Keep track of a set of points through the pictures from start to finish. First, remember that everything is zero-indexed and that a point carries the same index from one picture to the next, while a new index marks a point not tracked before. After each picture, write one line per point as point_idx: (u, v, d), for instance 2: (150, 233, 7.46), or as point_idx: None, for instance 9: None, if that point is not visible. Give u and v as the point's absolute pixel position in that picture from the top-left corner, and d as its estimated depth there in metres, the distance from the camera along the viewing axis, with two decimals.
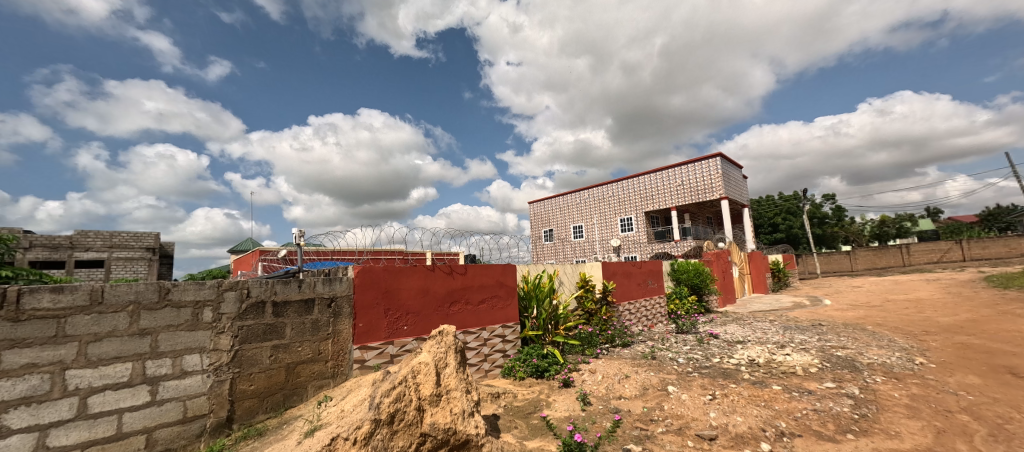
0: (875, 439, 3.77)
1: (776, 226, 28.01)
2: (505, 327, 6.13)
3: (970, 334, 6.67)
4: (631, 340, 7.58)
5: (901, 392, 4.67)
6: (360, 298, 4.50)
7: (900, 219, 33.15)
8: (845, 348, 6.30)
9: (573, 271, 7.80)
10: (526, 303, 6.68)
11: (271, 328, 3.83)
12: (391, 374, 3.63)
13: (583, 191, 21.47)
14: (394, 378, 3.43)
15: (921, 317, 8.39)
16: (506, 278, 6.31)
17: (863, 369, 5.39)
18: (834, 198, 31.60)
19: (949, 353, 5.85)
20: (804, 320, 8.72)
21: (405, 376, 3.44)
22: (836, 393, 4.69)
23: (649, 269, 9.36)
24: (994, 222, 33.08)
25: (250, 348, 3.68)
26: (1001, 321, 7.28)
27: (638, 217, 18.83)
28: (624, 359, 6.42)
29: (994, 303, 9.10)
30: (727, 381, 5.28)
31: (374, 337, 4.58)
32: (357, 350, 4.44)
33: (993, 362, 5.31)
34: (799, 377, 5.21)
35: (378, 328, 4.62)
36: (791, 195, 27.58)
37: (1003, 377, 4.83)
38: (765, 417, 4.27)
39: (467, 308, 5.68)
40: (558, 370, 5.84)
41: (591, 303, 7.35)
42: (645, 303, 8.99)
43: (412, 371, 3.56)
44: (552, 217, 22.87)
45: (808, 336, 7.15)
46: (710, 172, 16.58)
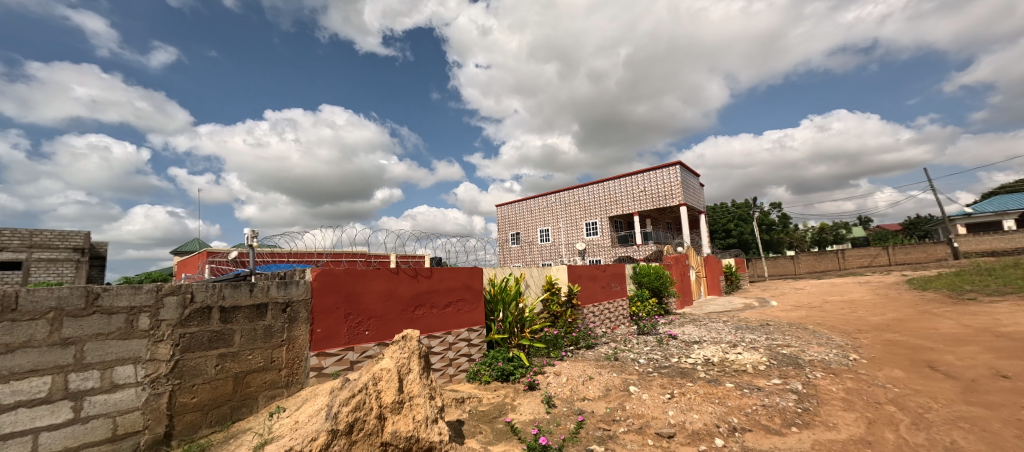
0: (816, 431, 4.04)
1: (729, 231, 29.78)
2: (471, 330, 6.05)
3: (896, 331, 7.35)
4: (595, 342, 7.72)
5: (838, 386, 5.05)
6: (318, 303, 4.27)
7: (837, 227, 36.24)
8: (790, 346, 6.76)
9: (539, 274, 7.87)
10: (492, 306, 6.64)
11: (218, 335, 3.53)
12: (350, 381, 3.46)
13: (550, 195, 21.75)
14: (354, 385, 3.28)
15: (855, 317, 9.17)
16: (473, 281, 6.25)
17: (805, 365, 5.80)
18: (780, 207, 34.08)
19: (878, 349, 6.42)
20: (754, 321, 9.28)
21: (366, 383, 3.29)
22: (782, 389, 4.99)
23: (612, 272, 9.60)
24: (915, 230, 36.87)
25: (193, 358, 3.37)
26: (921, 320, 8.09)
27: (603, 222, 19.34)
28: (588, 361, 6.52)
29: (915, 303, 10.11)
30: (685, 380, 5.49)
31: (333, 343, 4.36)
32: (314, 357, 4.20)
33: (914, 357, 5.88)
34: (749, 374, 5.51)
35: (337, 333, 4.40)
36: (743, 202, 29.47)
37: (923, 371, 5.36)
38: (719, 413, 4.47)
39: (432, 312, 5.55)
40: (523, 373, 5.82)
41: (556, 306, 7.41)
42: (609, 305, 9.21)
43: (374, 378, 3.42)
44: (519, 220, 22.99)
45: (757, 335, 7.61)
46: (671, 180, 17.34)
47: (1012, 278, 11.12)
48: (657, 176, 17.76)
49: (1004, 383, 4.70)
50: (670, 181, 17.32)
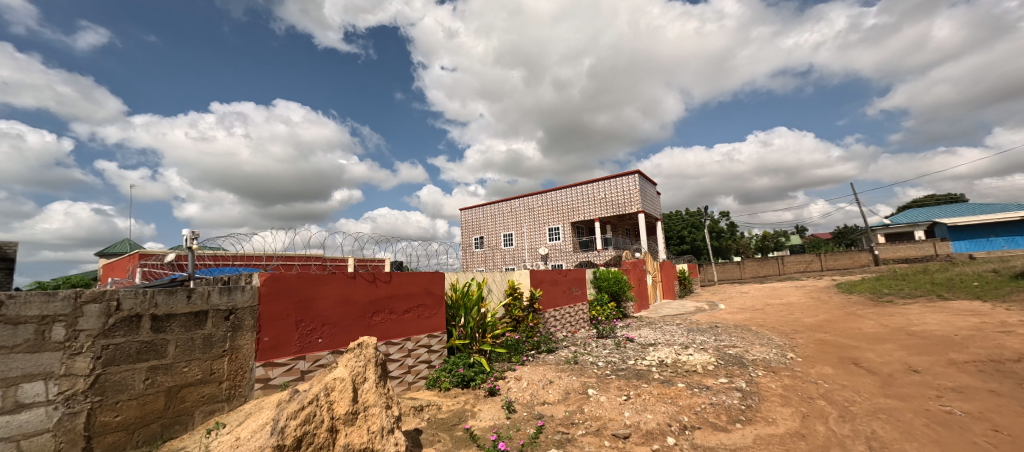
0: (758, 426, 4.30)
1: (683, 238, 31.42)
2: (432, 336, 5.91)
3: (826, 332, 8.04)
4: (555, 346, 7.79)
5: (777, 383, 5.42)
6: (265, 310, 3.98)
7: (777, 235, 39.32)
8: (735, 346, 7.18)
9: (502, 279, 7.85)
10: (453, 312, 6.53)
11: (148, 346, 3.19)
12: (300, 393, 3.26)
13: (513, 200, 21.87)
14: (303, 397, 3.09)
15: (791, 318, 9.94)
16: (433, 286, 6.12)
17: (749, 365, 6.18)
18: (728, 215, 36.45)
19: (811, 348, 6.99)
20: (704, 323, 9.79)
21: (317, 394, 3.12)
22: (728, 388, 5.29)
23: (573, 277, 9.77)
24: (843, 239, 40.76)
25: (118, 372, 3.02)
26: (847, 320, 8.91)
27: (566, 227, 19.71)
28: (548, 365, 6.57)
29: (843, 305, 11.12)
30: (640, 382, 5.66)
31: (282, 353, 4.08)
32: (261, 368, 3.91)
33: (841, 355, 6.44)
34: (699, 375, 5.79)
35: (286, 342, 4.13)
36: (695, 211, 31.24)
37: (848, 367, 5.89)
38: (671, 413, 4.65)
39: (391, 318, 5.37)
40: (484, 379, 5.75)
41: (518, 311, 7.41)
42: (569, 310, 9.34)
43: (325, 389, 3.25)
44: (483, 224, 22.91)
45: (707, 337, 8.03)
46: (630, 188, 18.02)
47: (920, 283, 12.55)
48: (617, 184, 18.39)
49: (914, 377, 5.26)
50: (629, 189, 17.99)
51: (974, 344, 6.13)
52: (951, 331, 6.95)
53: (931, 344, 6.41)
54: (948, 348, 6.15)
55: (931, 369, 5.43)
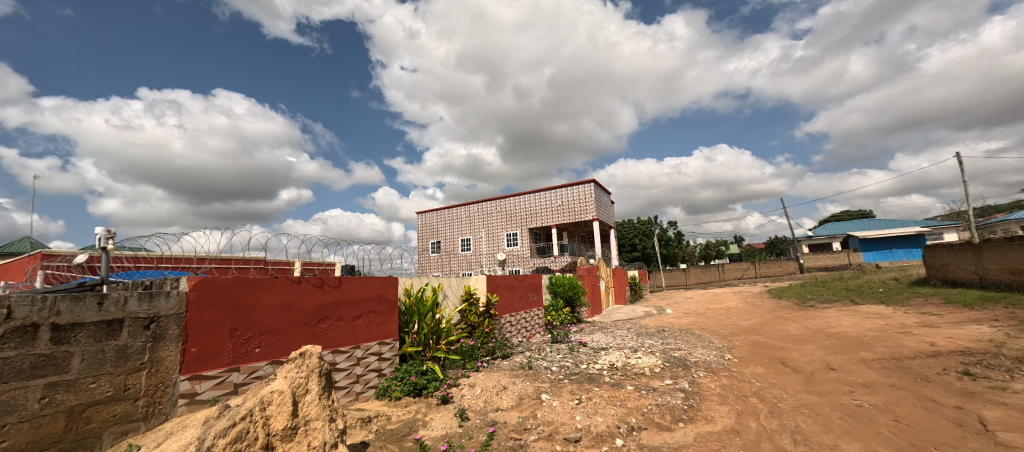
0: (698, 425, 4.53)
1: (635, 246, 32.89)
2: (383, 343, 5.67)
3: (759, 334, 8.71)
4: (510, 352, 7.77)
5: (716, 383, 5.76)
6: (194, 317, 3.59)
7: (718, 244, 42.34)
8: (680, 349, 7.57)
9: (458, 284, 7.72)
10: (406, 318, 6.29)
11: (46, 359, 2.74)
12: (231, 408, 3.00)
13: (472, 205, 21.74)
14: (236, 412, 2.85)
15: (729, 322, 10.68)
16: (386, 291, 5.89)
17: (692, 366, 6.52)
18: (676, 225, 38.70)
19: (746, 349, 7.53)
20: (652, 327, 10.26)
21: (251, 409, 2.89)
22: (673, 389, 5.54)
23: (530, 283, 9.84)
24: (774, 248, 44.71)
25: (6, 391, 2.55)
26: (776, 323, 9.71)
27: (524, 233, 19.89)
28: (503, 371, 6.52)
29: (773, 309, 12.12)
30: (591, 386, 5.78)
31: (212, 364, 3.70)
32: (187, 382, 3.52)
33: (771, 355, 6.99)
34: (647, 377, 6.01)
35: (217, 353, 3.75)
36: (646, 220, 32.87)
37: (777, 366, 6.41)
38: (620, 415, 4.78)
39: (339, 325, 5.07)
40: (437, 386, 5.59)
41: (474, 316, 7.31)
42: (525, 315, 9.38)
43: (261, 403, 3.01)
44: (440, 228, 22.55)
45: (654, 340, 8.40)
46: (586, 196, 18.58)
47: (837, 289, 13.99)
48: (574, 192, 18.88)
49: (831, 374, 5.82)
50: (586, 197, 18.54)
51: (879, 343, 6.92)
52: (861, 332, 7.78)
53: (845, 344, 7.15)
54: (858, 347, 6.89)
55: (845, 367, 6.04)
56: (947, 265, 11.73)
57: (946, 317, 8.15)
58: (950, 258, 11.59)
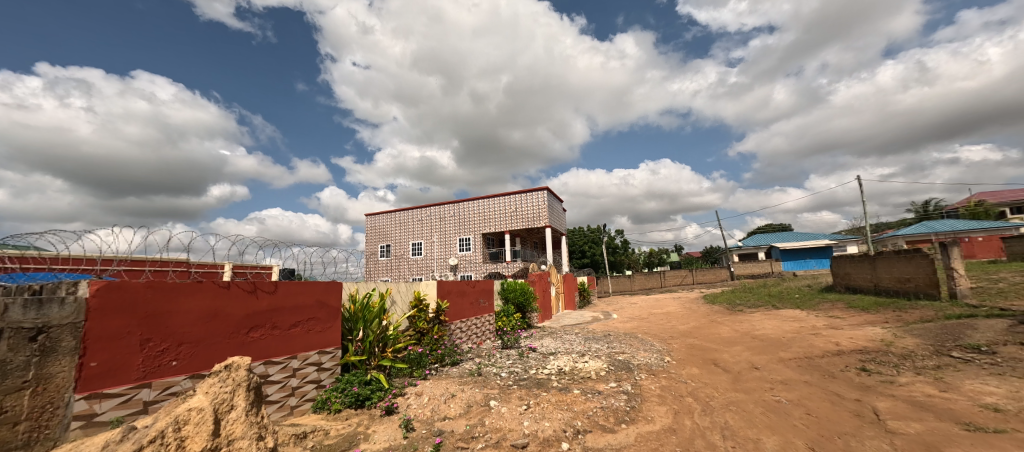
0: (639, 425, 4.73)
1: (585, 253, 34.05)
2: (324, 353, 5.31)
3: (695, 337, 9.33)
4: (460, 358, 7.62)
5: (656, 385, 6.06)
6: (95, 327, 3.12)
7: (661, 252, 45.06)
8: (624, 353, 7.89)
9: (407, 290, 7.47)
10: (350, 325, 5.98)
11: None
12: (140, 429, 2.72)
13: (425, 208, 21.26)
14: (146, 433, 2.61)
15: (668, 326, 11.33)
16: (328, 297, 5.54)
17: (634, 369, 6.81)
18: (623, 233, 40.64)
19: (683, 352, 8.03)
20: (599, 332, 10.61)
21: (165, 427, 2.67)
22: (616, 391, 5.74)
23: (481, 288, 9.78)
24: (709, 257, 48.43)
25: None
26: (709, 327, 10.46)
27: (477, 238, 19.79)
28: (451, 378, 6.38)
29: (707, 314, 13.06)
30: (540, 391, 5.83)
31: (117, 380, 3.23)
32: (83, 401, 3.03)
33: (705, 357, 7.51)
34: (593, 381, 6.18)
35: (124, 367, 3.28)
36: (596, 228, 34.19)
37: (710, 367, 6.89)
38: (566, 419, 4.86)
39: (273, 333, 4.67)
40: (381, 396, 5.32)
41: (423, 323, 7.10)
42: (476, 321, 9.29)
43: (175, 422, 2.79)
44: (390, 231, 21.80)
45: (600, 344, 8.68)
46: (540, 203, 18.91)
47: (761, 295, 15.41)
48: (528, 199, 19.14)
49: (755, 373, 6.36)
50: (539, 204, 18.86)
51: (795, 344, 7.70)
52: (780, 334, 8.61)
53: (767, 345, 7.87)
54: (778, 348, 7.60)
55: (767, 366, 6.64)
56: (849, 274, 13.38)
57: (847, 320, 9.26)
58: (851, 268, 13.24)
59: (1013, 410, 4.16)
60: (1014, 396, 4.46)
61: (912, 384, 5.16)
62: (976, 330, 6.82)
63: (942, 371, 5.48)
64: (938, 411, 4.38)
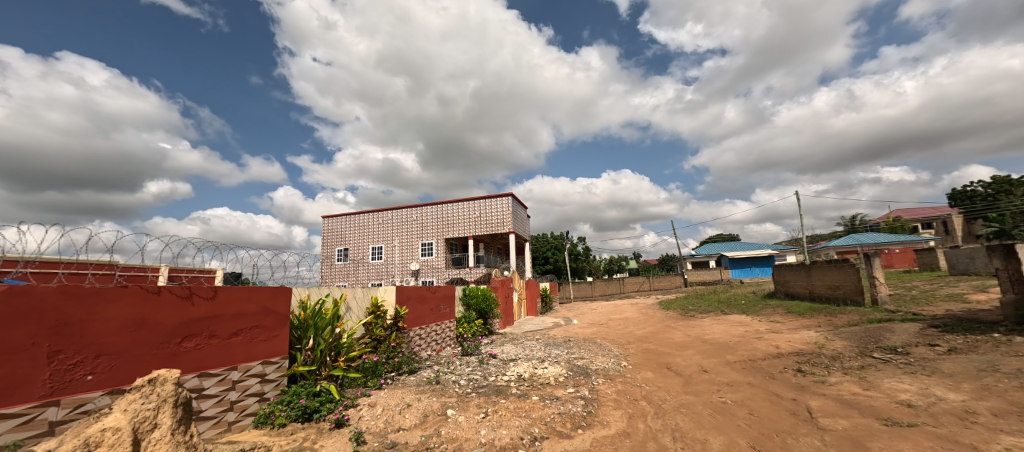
0: (595, 430, 4.78)
1: (547, 259, 34.51)
2: (268, 363, 4.95)
3: (650, 341, 9.65)
4: (418, 366, 7.39)
5: (612, 389, 6.18)
6: None
7: (620, 259, 46.58)
8: (583, 358, 8.01)
9: (363, 295, 7.17)
10: (299, 333, 5.61)
11: None
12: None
13: (386, 212, 20.67)
14: None
15: (626, 331, 11.66)
16: (275, 304, 5.20)
17: (592, 374, 6.92)
18: (584, 240, 41.62)
19: (639, 356, 8.27)
20: (559, 337, 10.71)
21: None
22: (574, 397, 5.80)
23: (442, 294, 9.60)
24: (665, 264, 50.59)
25: None
26: (664, 332, 10.88)
27: (439, 243, 19.48)
28: (408, 387, 6.16)
29: (663, 319, 13.58)
30: (498, 398, 5.77)
31: (17, 399, 2.81)
32: None
33: (659, 361, 7.78)
34: (551, 387, 6.21)
35: (27, 383, 2.87)
36: (559, 234, 34.79)
37: (663, 371, 7.14)
38: (524, 426, 4.83)
39: (211, 343, 4.29)
40: (331, 409, 5.02)
41: (380, 330, 6.84)
42: (436, 328, 9.08)
43: (84, 446, 2.49)
44: (348, 235, 20.99)
45: (560, 350, 8.76)
46: (504, 209, 18.95)
47: (711, 301, 16.27)
48: (493, 204, 19.13)
49: (704, 376, 6.66)
50: (504, 210, 18.90)
51: (741, 347, 8.15)
52: (727, 338, 9.10)
53: (715, 349, 8.27)
54: (725, 351, 8.01)
55: (715, 369, 6.97)
56: (788, 282, 14.44)
57: (786, 325, 9.97)
58: (790, 276, 14.30)
59: (924, 406, 4.62)
60: (924, 392, 4.96)
61: (840, 383, 5.61)
62: (893, 333, 7.55)
63: (866, 371, 6.01)
64: (862, 408, 4.78)
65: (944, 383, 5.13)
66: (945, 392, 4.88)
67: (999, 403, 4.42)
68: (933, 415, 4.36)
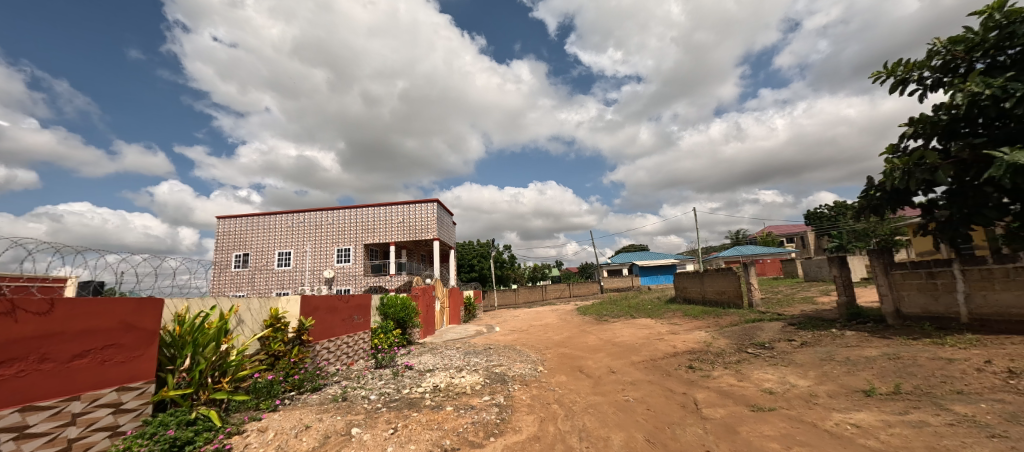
0: (507, 437, 4.80)
1: (473, 267, 34.56)
2: (123, 389, 4.12)
3: (564, 346, 10.06)
4: (323, 383, 6.79)
5: (527, 395, 6.30)
6: None
7: (544, 267, 48.40)
8: (501, 365, 8.06)
9: (260, 307, 6.42)
10: (173, 352, 4.80)
11: None
12: None
13: (296, 214, 18.93)
14: None
15: (544, 337, 12.02)
16: (138, 318, 4.38)
17: (508, 381, 6.98)
18: (510, 248, 42.46)
19: (555, 361, 8.57)
20: (479, 345, 10.67)
21: None
22: (489, 404, 5.78)
23: (356, 303, 9.06)
24: (585, 271, 53.61)
25: None
26: (578, 336, 11.43)
27: (358, 249, 18.32)
28: (309, 407, 5.61)
29: (579, 324, 14.29)
30: (410, 411, 5.53)
31: None
32: None
33: (572, 365, 8.12)
34: (466, 396, 6.12)
35: None
36: (485, 242, 35.14)
37: (576, 374, 7.49)
38: (435, 439, 4.68)
39: (40, 369, 3.45)
40: (209, 438, 4.33)
41: (278, 344, 6.17)
42: (347, 340, 8.46)
43: None
44: (250, 238, 18.81)
45: (479, 358, 8.71)
46: (430, 215, 18.46)
47: (623, 306, 17.58)
48: (418, 209, 18.54)
49: (612, 376, 7.12)
50: (429, 216, 18.41)
51: (644, 348, 8.88)
52: (633, 340, 9.86)
53: (622, 350, 8.91)
54: (630, 352, 8.66)
55: (621, 369, 7.49)
56: (686, 287, 16.21)
57: (681, 326, 11.12)
58: (687, 282, 16.06)
59: (781, 392, 5.45)
60: (781, 380, 5.87)
61: (721, 376, 6.40)
62: (763, 331, 8.85)
63: (741, 364, 6.94)
64: (736, 397, 5.48)
65: (797, 371, 6.13)
66: (797, 379, 5.81)
67: (833, 386, 5.39)
68: (786, 399, 5.17)
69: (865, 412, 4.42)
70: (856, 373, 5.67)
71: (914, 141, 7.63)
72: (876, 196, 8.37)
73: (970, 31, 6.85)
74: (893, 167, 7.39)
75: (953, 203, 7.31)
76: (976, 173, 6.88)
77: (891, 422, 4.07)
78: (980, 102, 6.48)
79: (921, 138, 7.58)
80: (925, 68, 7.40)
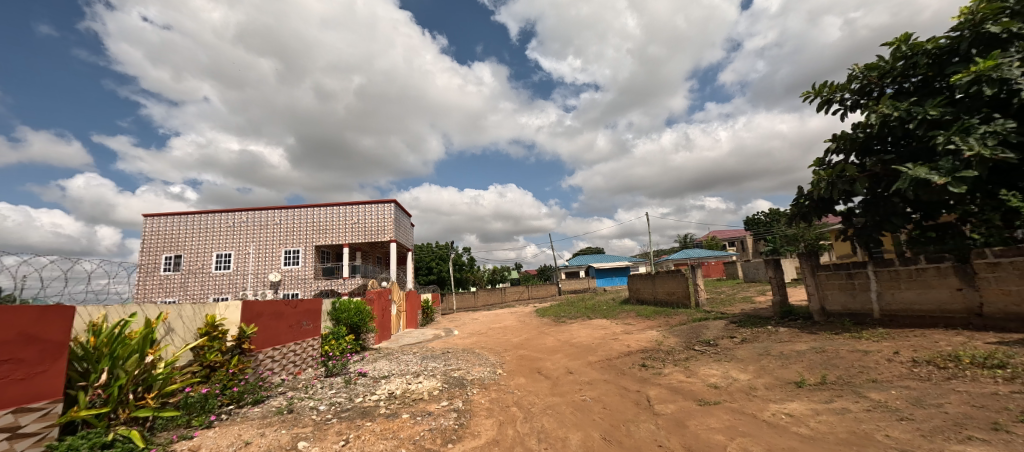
0: (465, 443, 4.72)
1: (431, 269, 33.91)
2: (21, 411, 3.53)
3: (523, 348, 10.11)
4: (266, 395, 6.30)
5: (486, 399, 6.23)
6: None
7: (503, 270, 48.50)
8: (459, 369, 7.93)
9: (194, 314, 5.85)
10: (86, 366, 4.20)
11: None
12: None
13: (238, 213, 17.55)
14: None
15: (503, 339, 12.01)
16: (41, 329, 3.79)
17: (467, 385, 6.88)
18: (469, 251, 42.16)
19: (514, 363, 8.58)
20: (437, 349, 10.45)
21: None
22: (447, 410, 5.66)
23: (305, 309, 8.53)
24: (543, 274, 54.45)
25: None
26: (537, 338, 11.54)
27: (307, 251, 17.31)
28: (249, 421, 5.18)
29: (537, 326, 14.45)
30: (363, 421, 5.28)
31: None
32: None
33: (531, 367, 8.17)
34: (423, 402, 5.95)
35: None
36: (444, 244, 34.65)
37: (534, 375, 7.54)
38: (390, 448, 4.49)
39: None
40: None
41: (214, 355, 5.65)
42: (294, 347, 7.94)
43: None
44: (183, 239, 17.13)
45: (437, 363, 8.51)
46: (387, 216, 17.85)
47: (580, 307, 18.03)
48: (375, 210, 17.86)
49: (569, 377, 7.26)
50: (386, 217, 17.78)
51: (600, 348, 9.15)
52: (589, 340, 10.12)
53: (579, 351, 9.12)
54: (587, 352, 8.88)
55: (578, 369, 7.66)
56: (639, 289, 16.95)
57: (635, 326, 11.60)
58: (640, 283, 16.80)
59: (725, 386, 5.83)
60: (725, 375, 6.29)
61: (671, 373, 6.74)
62: (708, 329, 9.45)
63: (689, 361, 7.35)
64: (685, 393, 5.79)
65: (737, 366, 6.60)
66: (738, 374, 6.25)
67: (769, 378, 5.85)
68: (729, 393, 5.53)
69: (797, 402, 4.84)
70: (788, 366, 6.19)
71: (836, 155, 8.51)
72: (805, 204, 9.22)
73: (882, 60, 7.76)
74: (819, 178, 8.18)
75: (868, 212, 8.22)
76: (886, 185, 7.79)
77: (819, 411, 4.49)
78: (890, 123, 7.35)
79: (842, 153, 8.46)
80: (846, 90, 8.29)
